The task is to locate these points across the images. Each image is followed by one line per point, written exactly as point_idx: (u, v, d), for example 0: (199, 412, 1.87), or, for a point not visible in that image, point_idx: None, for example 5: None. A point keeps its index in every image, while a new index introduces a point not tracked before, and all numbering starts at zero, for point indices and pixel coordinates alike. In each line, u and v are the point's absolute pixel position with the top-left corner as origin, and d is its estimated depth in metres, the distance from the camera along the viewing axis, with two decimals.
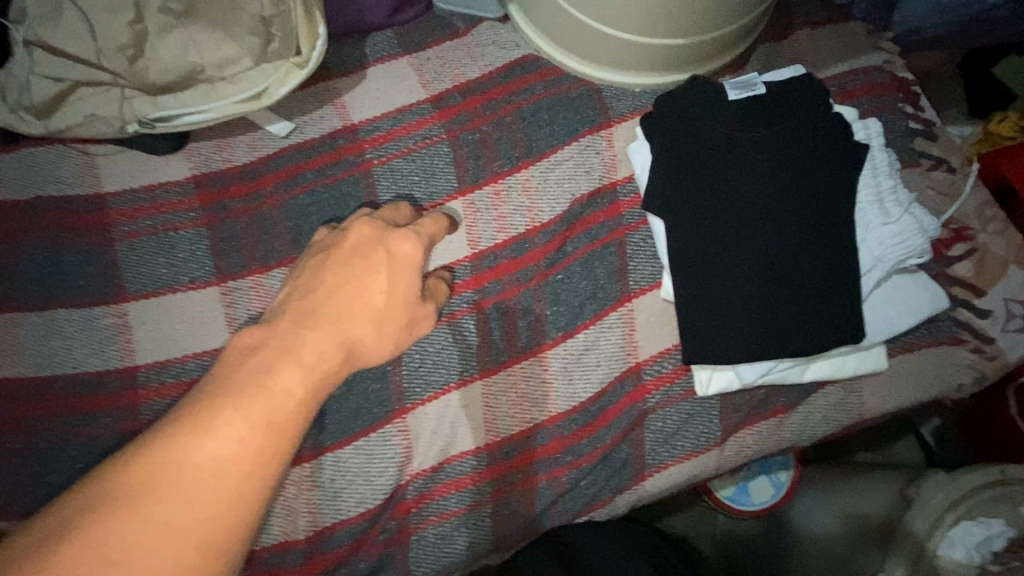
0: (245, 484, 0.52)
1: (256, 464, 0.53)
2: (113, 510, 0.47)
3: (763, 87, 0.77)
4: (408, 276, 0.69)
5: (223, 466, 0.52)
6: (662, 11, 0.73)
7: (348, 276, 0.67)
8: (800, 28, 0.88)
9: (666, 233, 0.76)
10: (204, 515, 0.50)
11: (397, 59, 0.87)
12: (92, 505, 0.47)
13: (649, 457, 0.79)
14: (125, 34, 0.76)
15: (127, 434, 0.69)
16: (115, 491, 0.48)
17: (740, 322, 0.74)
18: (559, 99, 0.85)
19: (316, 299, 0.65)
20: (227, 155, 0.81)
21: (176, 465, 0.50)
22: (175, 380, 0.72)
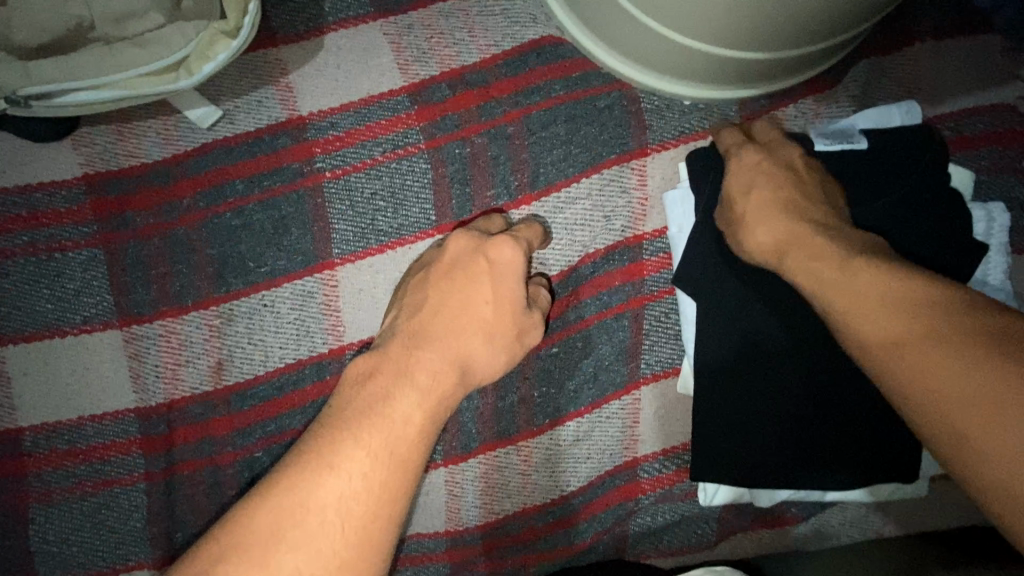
0: (375, 524, 0.44)
1: (379, 503, 0.44)
2: (246, 565, 0.40)
3: (863, 139, 0.59)
4: (513, 285, 0.57)
5: (348, 507, 0.43)
6: (740, 17, 0.51)
7: (451, 293, 0.56)
8: (919, 40, 0.65)
9: (695, 319, 0.61)
10: (346, 547, 0.42)
11: (368, 23, 0.64)
12: (218, 558, 0.41)
13: (631, 553, 0.69)
14: None
15: (12, 509, 0.58)
16: (243, 542, 0.41)
17: (765, 445, 0.60)
18: (581, 107, 0.64)
19: (419, 321, 0.55)
20: (133, 147, 0.61)
21: (316, 499, 0.43)
22: (68, 447, 0.58)
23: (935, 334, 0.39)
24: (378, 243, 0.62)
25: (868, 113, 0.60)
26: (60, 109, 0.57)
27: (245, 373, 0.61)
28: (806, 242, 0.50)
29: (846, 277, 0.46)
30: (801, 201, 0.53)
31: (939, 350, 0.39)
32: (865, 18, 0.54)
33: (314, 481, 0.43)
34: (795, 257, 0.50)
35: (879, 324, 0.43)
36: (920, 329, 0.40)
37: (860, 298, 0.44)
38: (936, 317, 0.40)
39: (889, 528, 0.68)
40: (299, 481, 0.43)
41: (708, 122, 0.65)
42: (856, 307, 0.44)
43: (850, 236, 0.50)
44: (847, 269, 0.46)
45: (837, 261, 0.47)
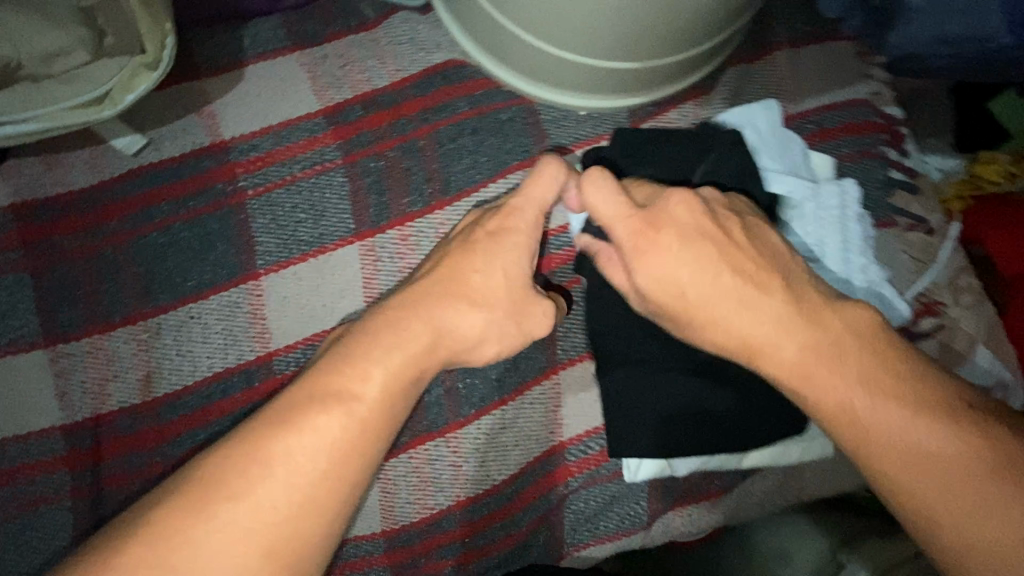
0: (320, 485, 0.44)
1: (328, 470, 0.45)
2: (191, 509, 0.42)
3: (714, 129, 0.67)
4: (522, 256, 0.57)
5: (297, 469, 0.44)
6: (605, 30, 0.58)
7: (450, 260, 0.56)
8: (777, 48, 0.74)
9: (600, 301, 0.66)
10: (283, 529, 0.43)
11: (286, 55, 0.70)
12: (176, 496, 0.42)
13: (568, 539, 0.72)
14: None
15: None
16: (194, 485, 0.43)
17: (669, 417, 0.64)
18: (484, 120, 0.70)
19: (412, 290, 0.55)
20: (61, 176, 0.65)
21: (270, 477, 0.43)
22: None
23: (974, 499, 0.41)
24: (301, 252, 0.66)
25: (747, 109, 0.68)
26: None
27: (173, 384, 0.62)
28: (796, 356, 0.48)
29: (875, 425, 0.44)
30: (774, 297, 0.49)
31: (991, 501, 0.41)
32: (714, 32, 0.63)
33: (275, 447, 0.44)
34: (789, 375, 0.48)
35: (926, 475, 0.43)
36: (961, 479, 0.42)
37: (894, 446, 0.44)
38: (972, 467, 0.42)
39: (804, 491, 0.72)
40: (250, 452, 0.44)
41: (600, 128, 0.73)
42: (903, 463, 0.43)
43: (845, 331, 0.48)
44: (869, 407, 0.45)
45: (853, 399, 0.46)
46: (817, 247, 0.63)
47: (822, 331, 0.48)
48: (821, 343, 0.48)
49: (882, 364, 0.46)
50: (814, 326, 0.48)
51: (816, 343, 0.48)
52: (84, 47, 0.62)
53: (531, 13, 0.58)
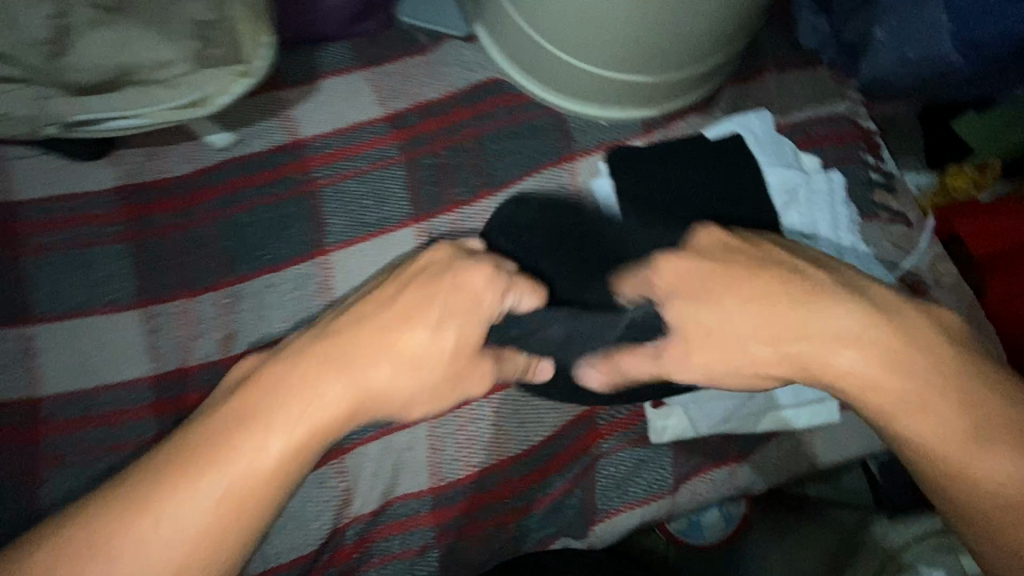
0: (201, 536, 0.47)
1: (227, 517, 0.48)
2: (118, 521, 0.46)
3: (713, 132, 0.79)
4: (476, 325, 0.58)
5: (199, 529, 0.47)
6: (627, 41, 0.73)
7: (383, 324, 0.55)
8: (768, 72, 0.87)
9: None
10: (192, 552, 0.47)
11: (353, 72, 0.82)
12: (108, 510, 0.46)
13: (600, 502, 0.77)
14: (45, 28, 0.69)
15: (17, 476, 0.62)
16: (109, 514, 0.46)
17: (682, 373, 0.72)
18: (523, 126, 0.82)
19: (334, 343, 0.54)
20: (159, 165, 0.75)
21: (166, 505, 0.47)
22: (82, 415, 0.65)
23: None
24: (364, 232, 0.75)
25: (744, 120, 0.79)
26: (100, 132, 0.72)
27: (250, 343, 0.70)
28: (862, 366, 0.53)
29: (948, 450, 0.50)
30: (823, 327, 0.55)
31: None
32: (708, 52, 0.77)
33: (192, 478, 0.47)
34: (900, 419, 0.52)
35: (990, 483, 0.49)
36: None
37: (979, 463, 0.49)
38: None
39: (817, 457, 0.78)
40: (169, 483, 0.47)
41: (621, 134, 0.84)
42: (961, 479, 0.50)
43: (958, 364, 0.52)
44: (959, 434, 0.50)
45: (955, 442, 0.50)
46: (811, 224, 0.74)
47: (889, 358, 0.53)
48: (894, 371, 0.52)
49: (957, 391, 0.51)
50: (880, 349, 0.53)
51: (887, 370, 0.53)
52: (188, 58, 0.73)
53: (569, 29, 0.73)
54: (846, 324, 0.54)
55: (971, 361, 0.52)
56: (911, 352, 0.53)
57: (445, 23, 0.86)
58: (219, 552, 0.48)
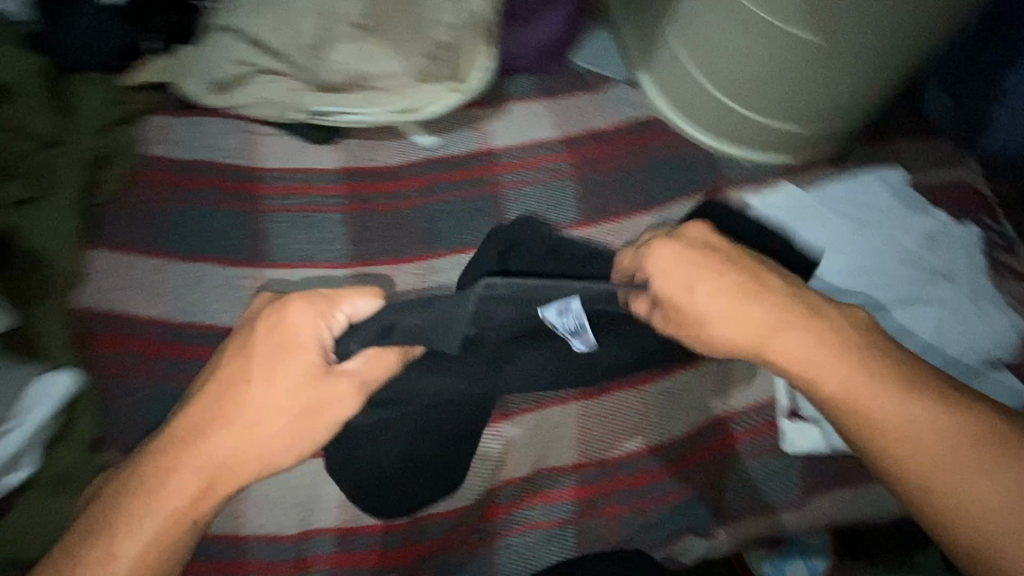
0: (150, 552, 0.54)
1: (157, 538, 0.54)
2: (111, 537, 0.54)
3: (855, 179, 0.89)
4: (286, 362, 0.57)
5: (115, 553, 0.53)
6: (784, 92, 0.86)
7: (232, 377, 0.58)
8: (897, 138, 0.98)
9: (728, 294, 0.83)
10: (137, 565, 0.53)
11: (536, 101, 0.95)
12: (100, 526, 0.54)
13: (728, 505, 0.81)
14: (313, 36, 0.85)
15: None
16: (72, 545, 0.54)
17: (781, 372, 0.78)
18: (678, 159, 0.93)
19: (211, 391, 0.58)
20: (375, 155, 0.88)
21: (116, 541, 0.53)
22: None
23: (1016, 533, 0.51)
24: None
25: (862, 179, 0.88)
26: (333, 122, 0.87)
27: None
28: (889, 413, 0.55)
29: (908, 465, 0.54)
30: (866, 378, 0.57)
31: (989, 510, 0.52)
32: (845, 116, 0.89)
33: (155, 505, 0.54)
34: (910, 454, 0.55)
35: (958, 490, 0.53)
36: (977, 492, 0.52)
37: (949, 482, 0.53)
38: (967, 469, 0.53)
39: None
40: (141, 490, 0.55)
41: (763, 175, 0.95)
42: (927, 496, 0.54)
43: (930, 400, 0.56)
44: (907, 446, 0.55)
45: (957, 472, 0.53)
46: (946, 271, 0.82)
47: (918, 415, 0.55)
48: (902, 416, 0.55)
49: (924, 404, 0.55)
50: (876, 391, 0.56)
51: (889, 413, 0.55)
52: (416, 73, 0.89)
53: (734, 78, 0.87)
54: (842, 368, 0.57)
55: (916, 386, 0.57)
56: (916, 393, 0.56)
57: (613, 69, 1.01)
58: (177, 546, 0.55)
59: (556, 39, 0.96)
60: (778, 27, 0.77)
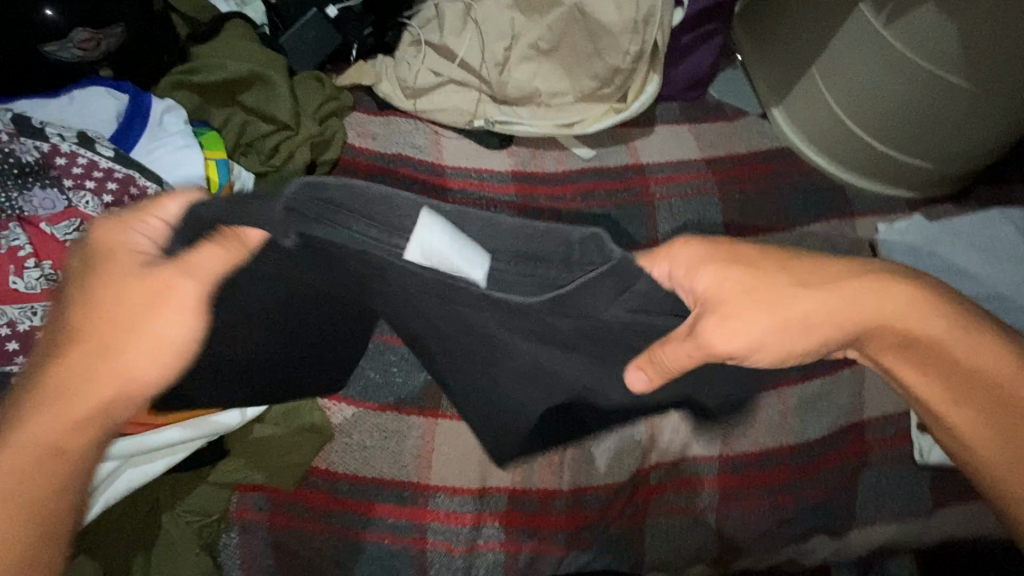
0: None
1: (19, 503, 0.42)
2: None
3: (982, 214, 0.96)
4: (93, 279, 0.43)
5: None
6: (917, 133, 0.94)
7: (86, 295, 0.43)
8: (1014, 182, 1.05)
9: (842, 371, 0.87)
10: None
11: (680, 124, 1.07)
12: None
13: (861, 507, 0.86)
14: (501, 54, 0.97)
15: None
16: None
17: None
18: (809, 185, 1.02)
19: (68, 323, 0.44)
20: (540, 162, 1.00)
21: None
22: None
23: None
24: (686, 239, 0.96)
25: (986, 214, 0.95)
26: (507, 130, 0.99)
27: None
28: (933, 362, 0.53)
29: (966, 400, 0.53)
30: (900, 324, 0.52)
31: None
32: (977, 158, 0.97)
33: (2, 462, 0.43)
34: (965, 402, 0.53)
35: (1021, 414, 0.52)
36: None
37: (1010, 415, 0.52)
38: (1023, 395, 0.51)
39: None
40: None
41: (888, 206, 1.03)
42: (1004, 422, 0.52)
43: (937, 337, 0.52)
44: (953, 380, 0.53)
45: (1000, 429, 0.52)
46: None
47: (916, 341, 0.52)
48: (920, 347, 0.52)
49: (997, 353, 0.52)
50: (927, 330, 0.51)
51: (923, 344, 0.52)
52: (581, 93, 0.99)
53: (872, 116, 0.96)
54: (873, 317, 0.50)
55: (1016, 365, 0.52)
56: (904, 341, 0.53)
57: (746, 103, 1.12)
58: (36, 525, 0.43)
59: (702, 72, 1.07)
60: (927, 73, 0.85)
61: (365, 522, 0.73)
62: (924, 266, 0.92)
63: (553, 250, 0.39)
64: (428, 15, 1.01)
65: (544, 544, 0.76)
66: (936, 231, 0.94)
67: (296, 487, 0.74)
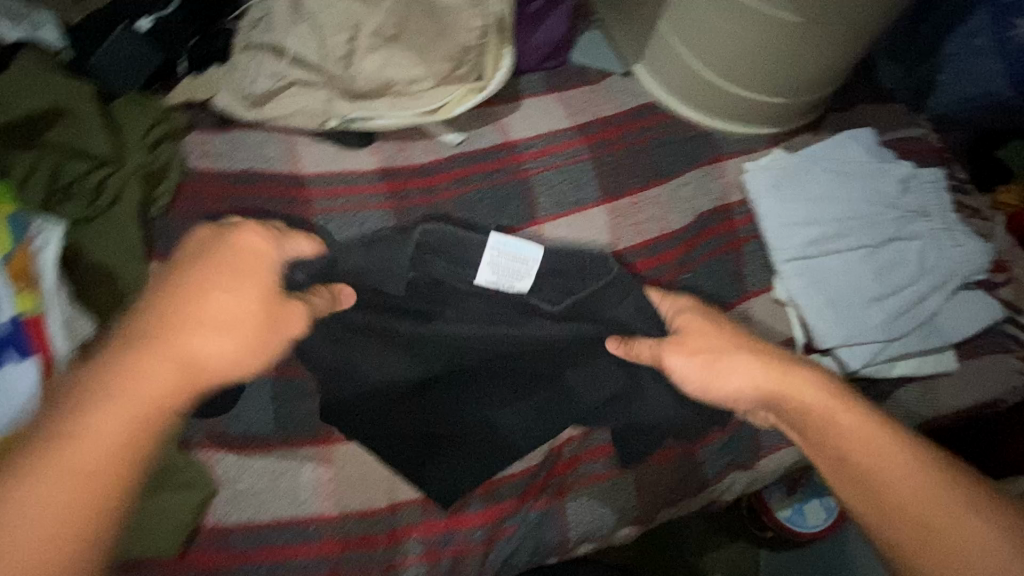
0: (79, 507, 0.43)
1: (116, 474, 0.45)
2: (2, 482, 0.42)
3: (834, 140, 1.01)
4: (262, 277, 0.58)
5: (51, 498, 0.42)
6: (764, 70, 0.97)
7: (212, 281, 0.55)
8: (859, 105, 1.12)
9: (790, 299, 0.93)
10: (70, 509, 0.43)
11: (545, 94, 1.05)
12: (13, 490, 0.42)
13: (764, 437, 0.90)
14: (342, 47, 0.91)
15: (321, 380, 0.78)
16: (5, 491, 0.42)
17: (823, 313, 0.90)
18: (678, 137, 1.04)
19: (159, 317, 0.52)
20: (406, 155, 0.96)
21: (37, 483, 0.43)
22: None
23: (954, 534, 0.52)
24: (566, 209, 0.96)
25: (838, 139, 1.00)
26: (366, 126, 0.94)
27: None
28: (825, 435, 0.61)
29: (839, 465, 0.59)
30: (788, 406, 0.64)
31: (975, 525, 0.51)
32: (821, 88, 1.01)
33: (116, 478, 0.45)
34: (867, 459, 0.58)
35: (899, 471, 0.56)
36: (921, 485, 0.55)
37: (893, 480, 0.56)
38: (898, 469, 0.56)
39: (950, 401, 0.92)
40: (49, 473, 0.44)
41: (753, 144, 1.06)
42: (901, 468, 0.56)
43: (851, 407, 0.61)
44: (841, 450, 0.59)
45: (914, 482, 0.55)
46: (921, 208, 0.94)
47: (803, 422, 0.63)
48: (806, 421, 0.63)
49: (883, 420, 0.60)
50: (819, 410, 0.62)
51: (813, 424, 0.62)
52: (436, 76, 0.94)
53: (721, 59, 0.98)
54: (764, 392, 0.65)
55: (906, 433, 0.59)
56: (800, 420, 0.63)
57: (608, 63, 1.12)
58: None
59: (558, 40, 1.06)
60: (759, 10, 0.87)
61: (269, 567, 0.69)
62: (793, 196, 0.96)
63: (571, 267, 0.78)
64: (256, 14, 0.92)
65: (464, 545, 0.76)
66: (796, 162, 0.99)
67: (180, 552, 0.68)
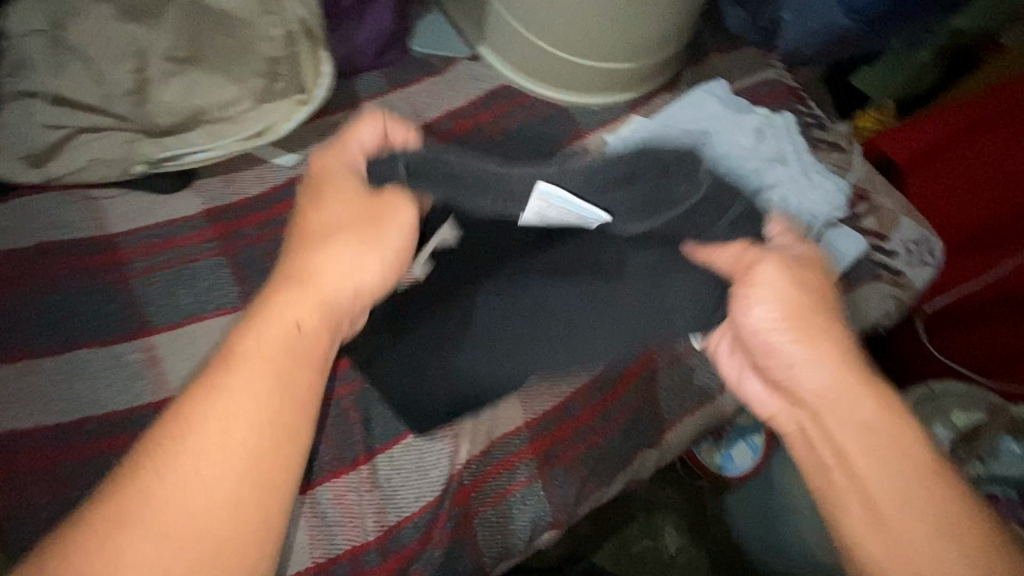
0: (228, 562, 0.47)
1: (234, 512, 0.48)
2: (110, 535, 0.45)
3: (688, 97, 0.99)
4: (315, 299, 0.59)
5: (195, 535, 0.46)
6: (607, 36, 0.93)
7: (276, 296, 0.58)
8: (712, 56, 1.10)
9: None
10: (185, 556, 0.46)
11: (386, 94, 0.96)
12: (92, 519, 0.45)
13: (665, 412, 0.90)
14: (129, 80, 0.79)
15: None
16: (118, 514, 0.46)
17: None
18: (536, 118, 0.99)
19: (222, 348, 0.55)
20: (237, 188, 0.85)
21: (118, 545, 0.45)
22: None
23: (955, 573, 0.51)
24: None
25: (692, 96, 0.99)
26: (181, 164, 0.82)
27: None
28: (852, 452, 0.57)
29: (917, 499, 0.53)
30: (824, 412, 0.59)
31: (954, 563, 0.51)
32: (668, 45, 0.98)
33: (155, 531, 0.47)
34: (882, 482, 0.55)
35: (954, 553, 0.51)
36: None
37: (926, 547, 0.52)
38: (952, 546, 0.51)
39: None
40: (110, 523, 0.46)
41: (613, 114, 1.02)
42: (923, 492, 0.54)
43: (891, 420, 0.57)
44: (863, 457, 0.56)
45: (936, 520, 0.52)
46: (779, 155, 0.95)
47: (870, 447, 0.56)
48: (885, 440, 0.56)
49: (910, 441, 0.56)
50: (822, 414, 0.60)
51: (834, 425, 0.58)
52: (252, 95, 0.83)
53: (561, 30, 0.93)
54: (856, 395, 0.58)
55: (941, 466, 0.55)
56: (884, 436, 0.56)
57: (453, 48, 1.04)
58: None
59: (391, 32, 0.97)
60: None
61: None
62: None
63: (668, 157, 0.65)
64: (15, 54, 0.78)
65: None
66: (655, 126, 0.96)
67: None
